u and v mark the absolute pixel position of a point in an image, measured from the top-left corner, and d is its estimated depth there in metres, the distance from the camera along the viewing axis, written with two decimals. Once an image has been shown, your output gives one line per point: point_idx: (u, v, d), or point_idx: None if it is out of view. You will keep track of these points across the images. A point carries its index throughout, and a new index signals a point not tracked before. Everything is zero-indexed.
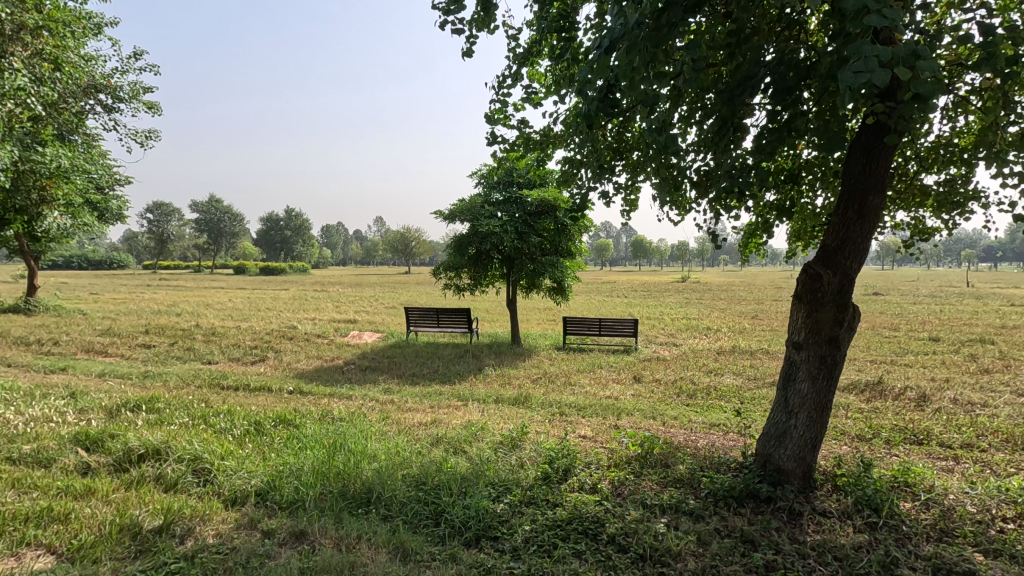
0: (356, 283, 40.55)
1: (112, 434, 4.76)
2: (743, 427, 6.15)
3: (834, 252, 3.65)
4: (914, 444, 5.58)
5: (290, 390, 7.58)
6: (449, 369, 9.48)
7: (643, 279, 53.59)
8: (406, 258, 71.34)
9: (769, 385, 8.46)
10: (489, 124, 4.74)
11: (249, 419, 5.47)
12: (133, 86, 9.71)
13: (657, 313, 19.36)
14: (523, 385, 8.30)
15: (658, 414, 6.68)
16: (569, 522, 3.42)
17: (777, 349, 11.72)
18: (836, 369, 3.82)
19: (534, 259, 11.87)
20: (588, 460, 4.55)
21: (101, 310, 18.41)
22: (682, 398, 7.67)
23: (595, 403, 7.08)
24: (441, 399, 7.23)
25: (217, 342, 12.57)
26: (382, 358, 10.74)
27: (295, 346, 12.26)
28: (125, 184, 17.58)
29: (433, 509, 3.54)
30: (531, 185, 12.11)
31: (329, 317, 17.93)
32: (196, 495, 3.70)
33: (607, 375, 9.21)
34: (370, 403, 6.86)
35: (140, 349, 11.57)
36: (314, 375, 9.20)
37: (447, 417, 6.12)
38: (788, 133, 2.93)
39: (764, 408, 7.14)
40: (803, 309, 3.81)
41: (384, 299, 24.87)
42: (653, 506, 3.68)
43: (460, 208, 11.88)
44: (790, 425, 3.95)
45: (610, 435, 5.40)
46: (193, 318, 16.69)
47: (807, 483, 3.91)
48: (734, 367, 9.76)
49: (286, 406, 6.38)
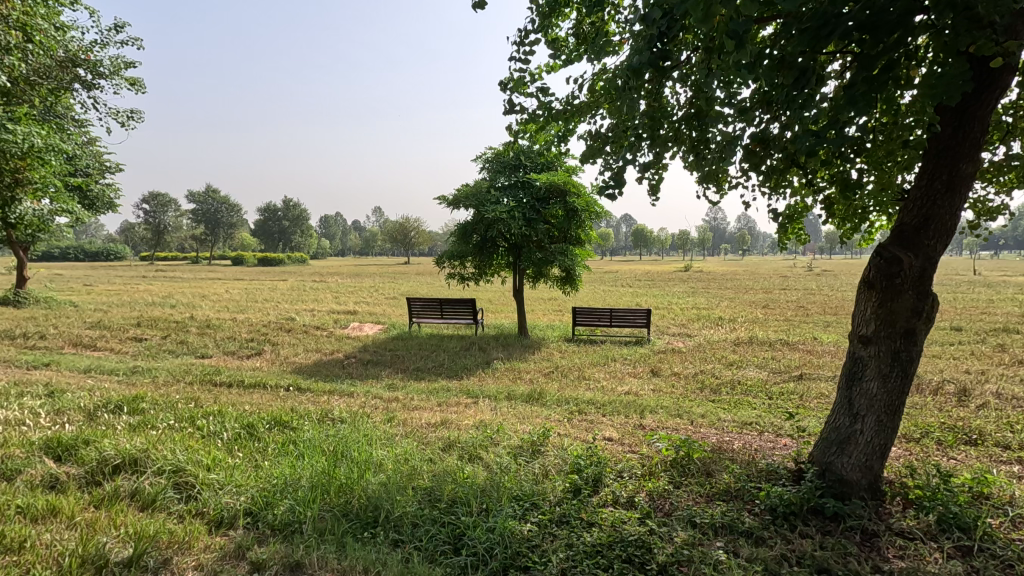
0: (355, 273, 40.05)
1: (87, 440, 4.26)
2: (780, 428, 5.66)
3: (917, 231, 3.14)
4: (969, 445, 5.09)
5: (286, 387, 7.09)
6: (455, 363, 8.98)
7: (645, 269, 53.17)
8: (405, 249, 70.67)
9: (796, 379, 7.96)
10: (505, 91, 4.20)
11: (241, 421, 4.98)
12: (114, 61, 9.05)
13: (665, 303, 18.81)
14: (535, 380, 7.81)
15: (684, 411, 6.20)
16: (611, 546, 2.95)
17: (796, 340, 11.25)
18: (910, 367, 3.32)
19: (542, 247, 11.37)
20: (620, 467, 4.06)
21: (93, 302, 17.86)
22: (706, 393, 7.19)
23: (615, 400, 6.61)
24: (449, 396, 6.74)
25: (212, 335, 12.08)
26: (385, 351, 10.24)
27: (293, 338, 11.76)
28: (114, 170, 16.93)
29: (452, 531, 3.06)
30: (539, 169, 11.56)
31: (327, 308, 17.41)
32: (174, 517, 3.20)
33: (622, 368, 8.73)
34: (373, 402, 6.37)
35: (130, 343, 11.05)
36: (313, 369, 8.71)
37: (458, 416, 5.65)
38: (886, 80, 2.40)
39: (796, 403, 6.66)
40: (874, 298, 3.32)
41: (384, 290, 24.27)
42: (703, 525, 3.20)
43: (464, 193, 11.28)
44: (854, 430, 3.46)
45: (639, 438, 4.90)
46: (187, 310, 16.17)
47: (873, 495, 3.44)
48: (755, 359, 9.27)
49: (283, 405, 5.89)
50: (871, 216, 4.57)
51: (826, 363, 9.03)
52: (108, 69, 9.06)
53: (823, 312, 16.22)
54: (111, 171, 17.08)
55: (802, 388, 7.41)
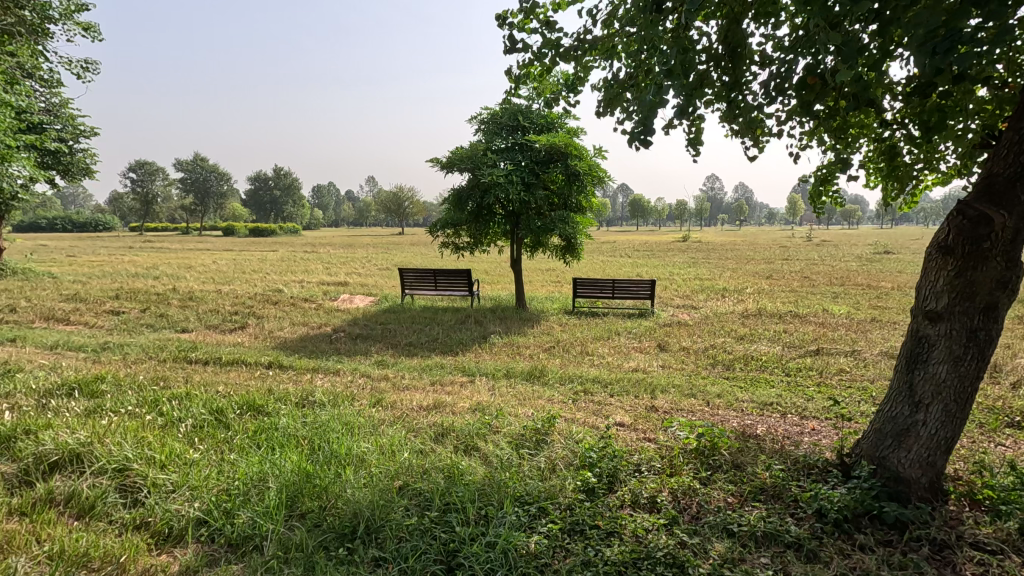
0: (348, 244, 39.26)
1: (29, 430, 3.72)
2: (804, 409, 5.19)
3: (1013, 184, 2.60)
4: (1016, 429, 4.62)
5: (267, 365, 6.56)
6: (450, 337, 8.45)
7: (644, 240, 52.54)
8: (398, 219, 69.58)
9: (813, 354, 7.46)
10: (504, 26, 3.53)
11: (210, 406, 4.46)
12: (67, 4, 8.20)
13: (666, 274, 18.23)
14: (535, 356, 7.30)
15: (698, 391, 5.71)
16: (635, 565, 2.44)
17: (806, 311, 10.76)
18: (989, 349, 2.79)
19: (542, 215, 10.77)
20: (638, 460, 3.56)
21: (73, 274, 17.17)
22: (718, 370, 6.70)
23: (623, 377, 6.11)
24: (443, 374, 6.23)
25: (194, 308, 11.52)
26: (375, 324, 9.70)
27: (280, 311, 11.21)
28: (88, 134, 16.05)
29: (444, 547, 2.55)
30: (539, 131, 10.84)
31: (317, 279, 16.80)
32: (112, 529, 2.68)
33: (628, 342, 8.21)
34: (360, 381, 5.87)
35: (106, 316, 10.46)
36: (298, 344, 8.17)
37: (453, 398, 5.14)
38: None
39: (816, 381, 6.19)
40: (950, 266, 2.78)
41: (377, 261, 23.64)
42: (742, 535, 2.71)
43: (458, 156, 10.55)
44: (915, 422, 2.97)
45: (654, 424, 4.42)
46: (171, 281, 15.55)
47: (933, 494, 2.97)
48: (767, 332, 8.76)
49: (260, 387, 5.36)
50: (918, 176, 4.08)
51: (842, 337, 8.52)
52: (64, 17, 8.29)
53: (828, 283, 15.70)
54: (86, 135, 16.27)
55: (820, 364, 6.93)
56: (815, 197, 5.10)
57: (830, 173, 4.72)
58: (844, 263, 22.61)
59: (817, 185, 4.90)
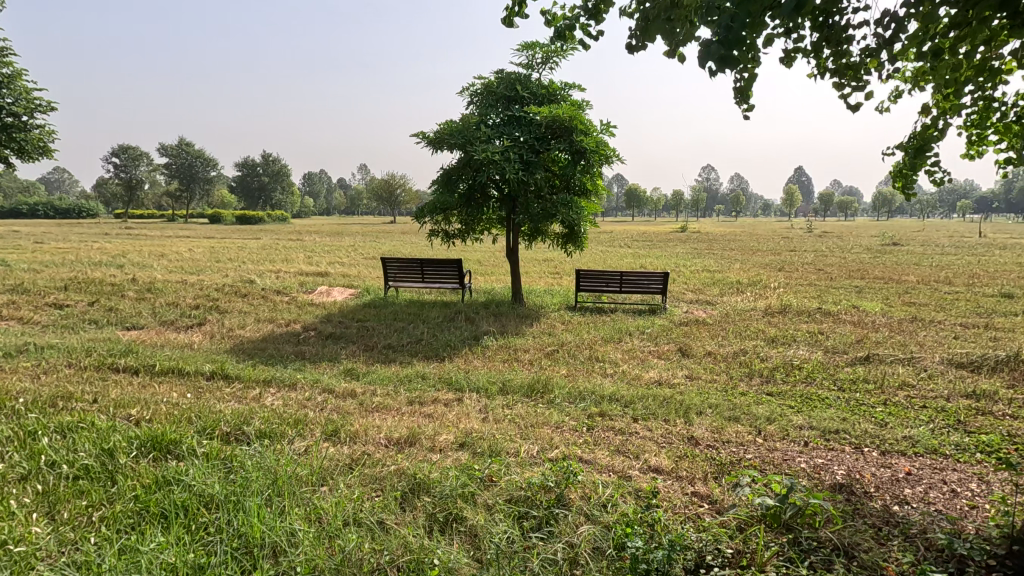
0: (336, 232, 37.77)
1: None
2: (883, 441, 4.06)
3: None
4: None
5: (208, 375, 5.36)
6: (435, 338, 7.26)
7: (642, 229, 51.16)
8: (390, 208, 67.79)
9: (864, 363, 6.29)
10: None
11: (99, 443, 3.28)
12: None
13: (672, 266, 17.01)
14: (534, 362, 6.15)
15: (742, 413, 4.59)
16: None
17: (837, 308, 9.58)
18: None
19: (541, 198, 9.57)
20: (699, 543, 2.41)
21: (30, 261, 15.77)
22: (757, 383, 5.56)
23: (645, 394, 4.95)
24: (425, 389, 5.04)
25: (150, 300, 10.23)
26: (352, 321, 8.50)
27: (247, 305, 9.96)
28: (44, 106, 14.70)
29: None
30: (540, 103, 9.64)
31: (296, 270, 15.47)
32: None
33: (643, 346, 7.06)
34: (320, 398, 4.70)
35: (45, 311, 9.16)
36: (257, 345, 6.97)
37: (434, 425, 3.99)
38: None
39: (881, 399, 5.06)
40: None
41: (363, 251, 22.27)
42: None
43: (448, 129, 9.30)
44: None
45: (701, 469, 3.30)
46: (134, 270, 14.18)
47: None
48: (800, 334, 7.60)
49: (187, 408, 4.17)
50: None
51: (888, 339, 7.38)
52: None
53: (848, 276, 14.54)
54: (42, 109, 14.87)
55: (877, 375, 5.78)
56: (907, 172, 3.91)
57: (925, 139, 3.53)
58: (854, 254, 21.49)
59: (908, 157, 3.77)
